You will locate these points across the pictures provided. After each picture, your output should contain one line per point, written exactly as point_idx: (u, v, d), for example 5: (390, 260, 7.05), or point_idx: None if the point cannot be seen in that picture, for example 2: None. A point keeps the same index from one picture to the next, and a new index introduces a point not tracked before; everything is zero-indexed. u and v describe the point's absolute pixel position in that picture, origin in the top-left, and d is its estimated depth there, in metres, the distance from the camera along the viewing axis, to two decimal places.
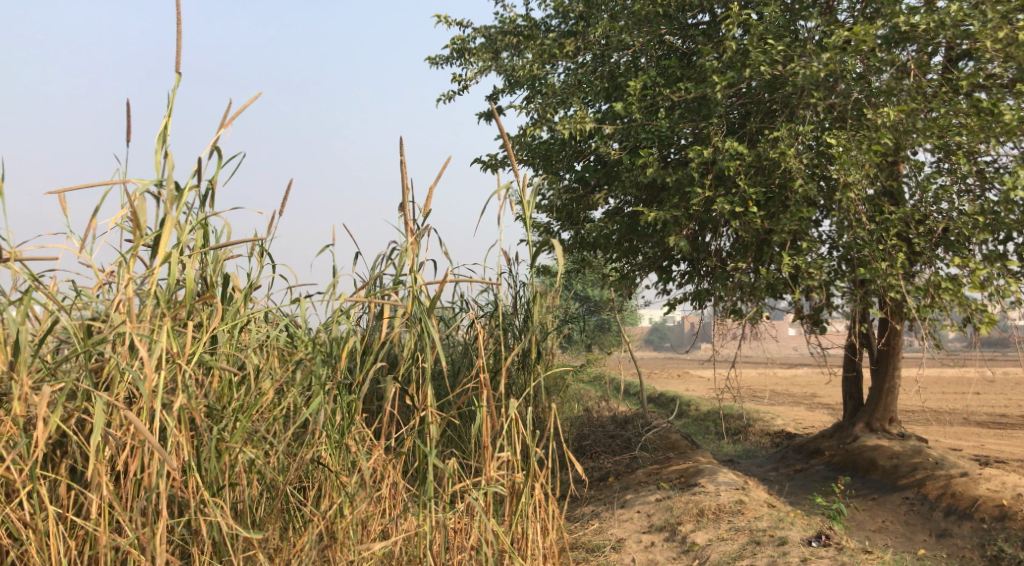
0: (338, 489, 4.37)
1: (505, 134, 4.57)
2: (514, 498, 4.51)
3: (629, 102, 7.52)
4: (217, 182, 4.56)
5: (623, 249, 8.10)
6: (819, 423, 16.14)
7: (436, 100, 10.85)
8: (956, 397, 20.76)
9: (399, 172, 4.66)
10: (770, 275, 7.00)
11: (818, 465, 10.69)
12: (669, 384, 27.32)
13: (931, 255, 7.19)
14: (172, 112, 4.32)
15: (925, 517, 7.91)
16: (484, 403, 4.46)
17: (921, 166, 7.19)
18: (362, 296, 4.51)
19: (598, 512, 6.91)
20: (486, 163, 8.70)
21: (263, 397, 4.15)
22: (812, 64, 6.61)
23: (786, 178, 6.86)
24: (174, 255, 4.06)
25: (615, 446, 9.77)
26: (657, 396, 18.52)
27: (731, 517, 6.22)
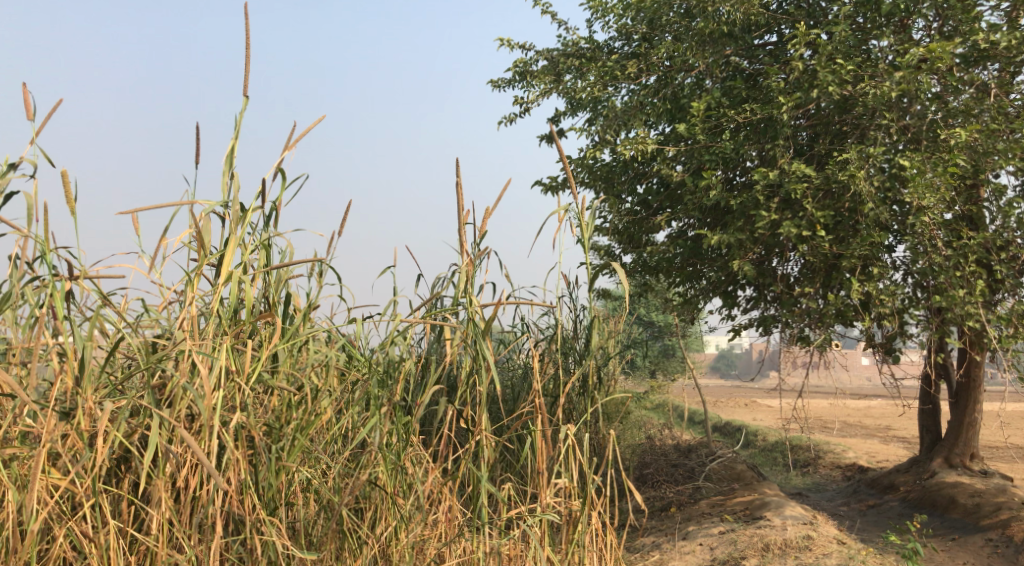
0: (393, 511, 4.34)
1: (566, 155, 4.52)
2: (571, 525, 4.42)
3: (692, 123, 7.41)
4: (281, 203, 4.61)
5: (685, 274, 7.94)
6: (894, 457, 15.62)
7: (500, 122, 10.91)
8: None
9: (460, 194, 4.64)
10: (840, 302, 6.78)
11: (891, 500, 10.29)
12: (736, 413, 26.81)
13: (1013, 283, 6.89)
14: (239, 134, 4.38)
15: (1010, 561, 7.59)
16: (540, 427, 4.37)
17: (1003, 190, 6.95)
18: (421, 318, 4.49)
19: (660, 543, 6.76)
20: (547, 185, 8.68)
21: (321, 416, 4.14)
22: (883, 84, 6.45)
23: (857, 201, 6.65)
24: (236, 274, 4.09)
25: (678, 475, 9.56)
26: (722, 425, 18.15)
27: (799, 552, 6.00)
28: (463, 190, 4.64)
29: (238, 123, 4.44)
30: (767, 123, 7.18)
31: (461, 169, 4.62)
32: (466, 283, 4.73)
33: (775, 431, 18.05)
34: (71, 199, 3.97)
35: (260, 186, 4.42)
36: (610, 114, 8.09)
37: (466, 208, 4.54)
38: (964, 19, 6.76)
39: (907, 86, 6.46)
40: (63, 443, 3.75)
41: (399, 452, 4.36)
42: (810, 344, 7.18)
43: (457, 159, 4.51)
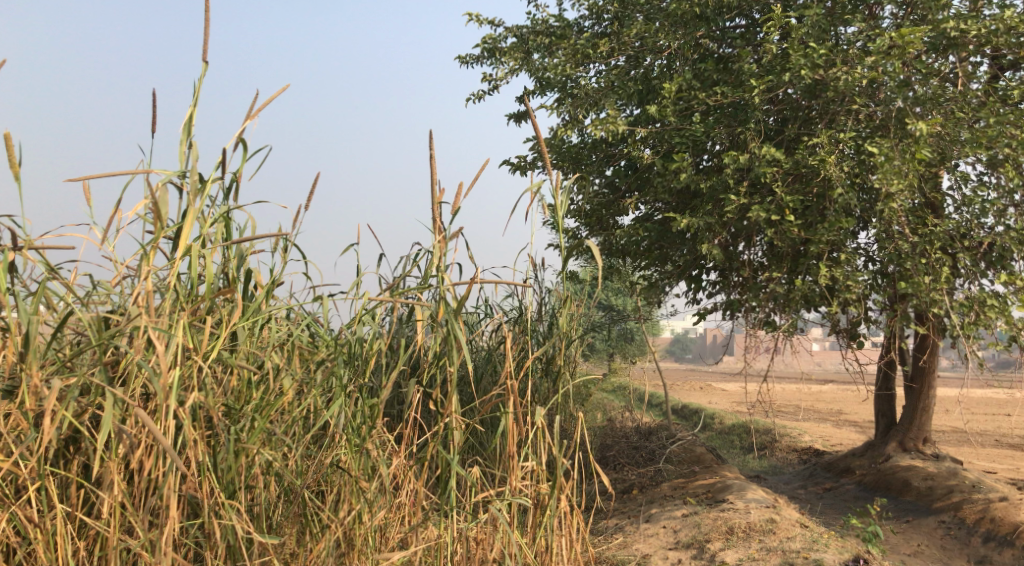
0: (356, 495, 4.24)
1: (540, 131, 4.42)
2: (540, 511, 4.35)
3: (663, 105, 7.34)
4: (242, 175, 4.44)
5: (652, 256, 7.92)
6: (847, 441, 15.86)
7: (467, 99, 10.79)
8: (985, 418, 20.39)
9: (430, 169, 4.50)
10: (807, 287, 6.79)
11: (847, 484, 10.41)
12: (692, 396, 27.07)
13: (975, 270, 6.95)
14: (198, 101, 4.21)
15: (963, 543, 7.69)
16: (510, 410, 4.30)
17: (967, 178, 7.00)
18: (387, 297, 4.37)
19: (623, 526, 6.73)
20: (514, 164, 8.56)
21: (283, 397, 4.00)
22: (855, 70, 6.44)
23: (826, 186, 6.66)
24: (194, 248, 3.93)
25: (639, 458, 9.56)
26: (681, 408, 18.27)
27: (763, 536, 6.01)
28: (434, 166, 4.51)
29: (197, 91, 4.26)
30: (737, 107, 7.15)
31: (432, 144, 4.48)
32: (435, 261, 4.61)
33: (732, 414, 18.20)
34: (17, 165, 3.76)
35: (220, 157, 4.25)
36: (580, 93, 8.00)
37: (437, 184, 4.42)
38: (934, 7, 6.81)
39: (878, 72, 6.47)
40: (8, 424, 3.57)
41: (363, 434, 4.25)
42: (776, 329, 7.20)
43: (429, 133, 4.38)
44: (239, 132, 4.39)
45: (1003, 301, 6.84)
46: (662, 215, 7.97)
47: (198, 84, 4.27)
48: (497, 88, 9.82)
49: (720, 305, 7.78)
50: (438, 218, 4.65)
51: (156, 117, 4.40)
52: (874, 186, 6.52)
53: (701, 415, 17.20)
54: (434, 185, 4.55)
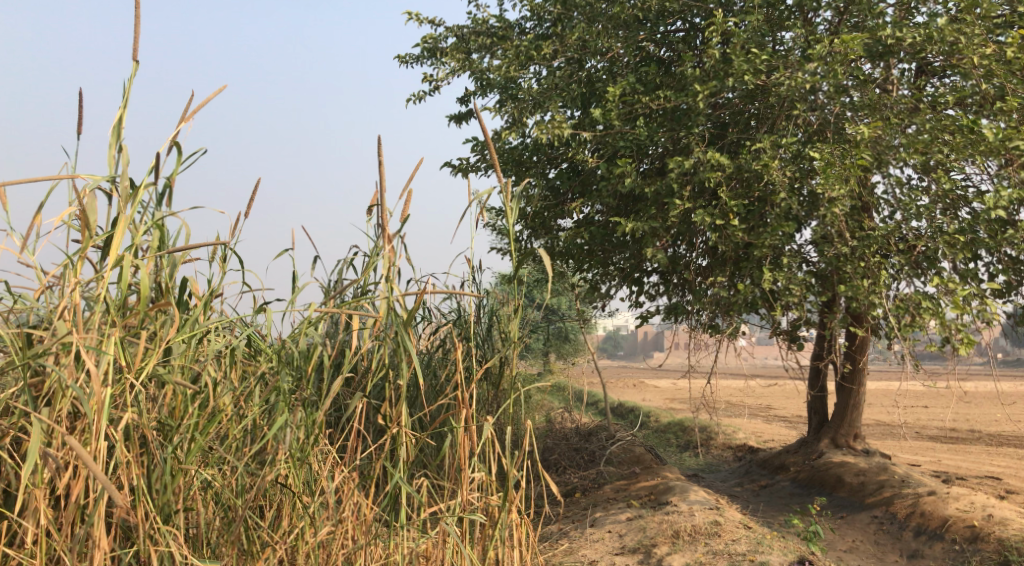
0: (300, 513, 4.12)
1: (487, 136, 4.34)
2: (490, 524, 4.29)
3: (607, 108, 7.32)
4: (175, 180, 4.26)
5: (595, 259, 7.92)
6: (779, 436, 16.17)
7: (407, 99, 10.61)
8: (906, 411, 21.06)
9: (378, 174, 4.37)
10: (749, 290, 6.87)
11: (782, 481, 10.57)
12: (625, 393, 27.29)
13: (909, 272, 7.10)
14: (128, 103, 4.01)
15: (896, 537, 7.86)
16: (461, 423, 4.24)
17: (902, 182, 7.15)
18: (332, 307, 4.23)
19: (567, 531, 6.70)
20: (455, 167, 8.46)
21: (223, 413, 3.84)
22: (797, 76, 6.48)
23: (768, 190, 6.75)
24: (126, 258, 3.74)
25: (580, 460, 9.55)
26: (617, 406, 18.38)
27: (708, 539, 6.03)
28: (381, 172, 4.38)
29: (127, 92, 4.07)
30: (681, 111, 7.19)
31: (378, 148, 4.35)
32: (381, 269, 4.49)
33: (667, 412, 18.39)
34: None
35: (153, 161, 4.06)
36: (523, 95, 7.93)
37: (384, 191, 4.30)
38: (869, 15, 6.94)
39: (819, 78, 6.56)
40: None
41: (306, 449, 4.13)
42: (720, 331, 7.27)
43: (376, 138, 4.25)
44: (173, 136, 4.21)
45: (936, 303, 7.03)
46: (603, 218, 7.97)
47: (128, 85, 4.07)
48: (437, 87, 9.68)
49: (664, 308, 7.82)
50: (385, 225, 4.52)
51: (82, 119, 4.19)
52: (816, 191, 6.60)
53: (637, 413, 17.31)
54: (381, 191, 4.42)
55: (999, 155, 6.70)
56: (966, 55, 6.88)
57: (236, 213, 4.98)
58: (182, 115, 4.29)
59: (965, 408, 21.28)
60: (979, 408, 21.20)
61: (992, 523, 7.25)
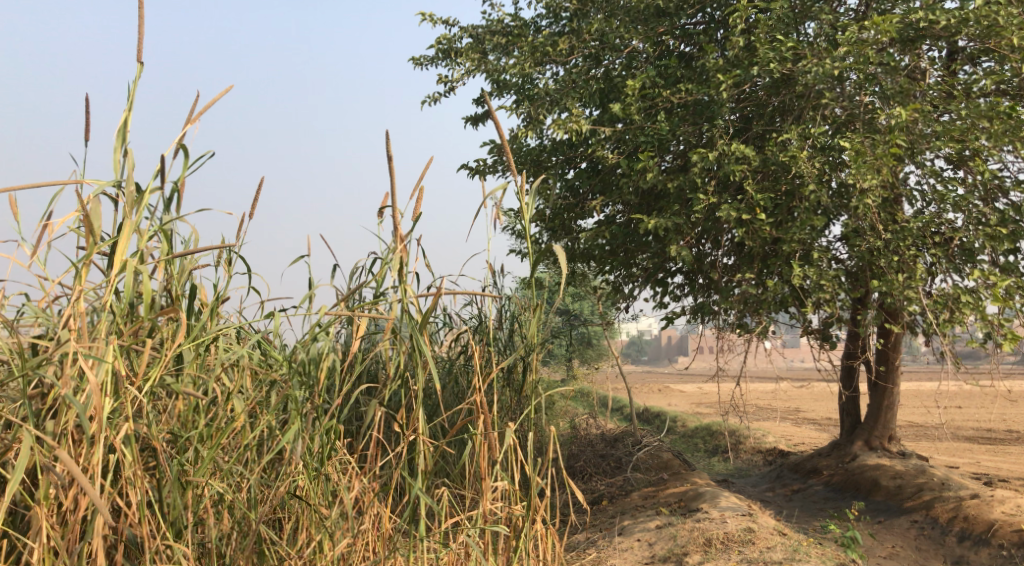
0: (317, 525, 3.97)
1: (507, 129, 4.15)
2: (514, 535, 4.11)
3: (627, 103, 7.14)
4: (183, 184, 4.11)
5: (618, 260, 7.75)
6: (809, 439, 15.87)
7: (422, 101, 10.51)
8: (937, 412, 20.69)
9: (390, 173, 4.20)
10: (778, 288, 6.66)
11: (815, 485, 10.30)
12: (650, 399, 27.00)
13: (946, 266, 6.86)
14: (133, 105, 3.87)
15: (937, 543, 7.58)
16: (482, 429, 4.08)
17: (936, 173, 6.93)
18: (346, 312, 4.07)
19: (595, 540, 6.50)
20: (471, 169, 8.30)
21: (234, 424, 3.68)
22: (826, 61, 6.28)
23: (796, 182, 6.54)
24: (132, 264, 3.59)
25: (607, 466, 9.35)
26: (643, 411, 18.14)
27: (742, 547, 5.82)
28: (393, 171, 4.20)
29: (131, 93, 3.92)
30: (704, 103, 7.00)
31: (390, 145, 4.18)
32: (396, 272, 4.32)
33: (694, 416, 18.12)
34: None
35: (159, 165, 3.92)
36: (541, 93, 7.77)
37: (397, 191, 4.13)
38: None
39: (847, 64, 6.35)
40: None
41: (321, 460, 3.98)
42: (749, 331, 7.07)
43: (388, 135, 4.08)
44: (179, 138, 4.07)
45: (977, 297, 6.79)
46: (625, 217, 7.80)
47: (133, 86, 3.93)
48: (452, 89, 9.55)
49: (691, 309, 7.65)
50: (398, 227, 4.35)
51: (86, 122, 4.05)
52: (847, 182, 6.40)
53: (664, 419, 17.06)
54: (393, 191, 4.24)
55: None
56: (1005, 36, 6.63)
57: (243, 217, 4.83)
58: (188, 117, 4.15)
59: (999, 407, 20.84)
60: (1014, 407, 20.75)
61: None
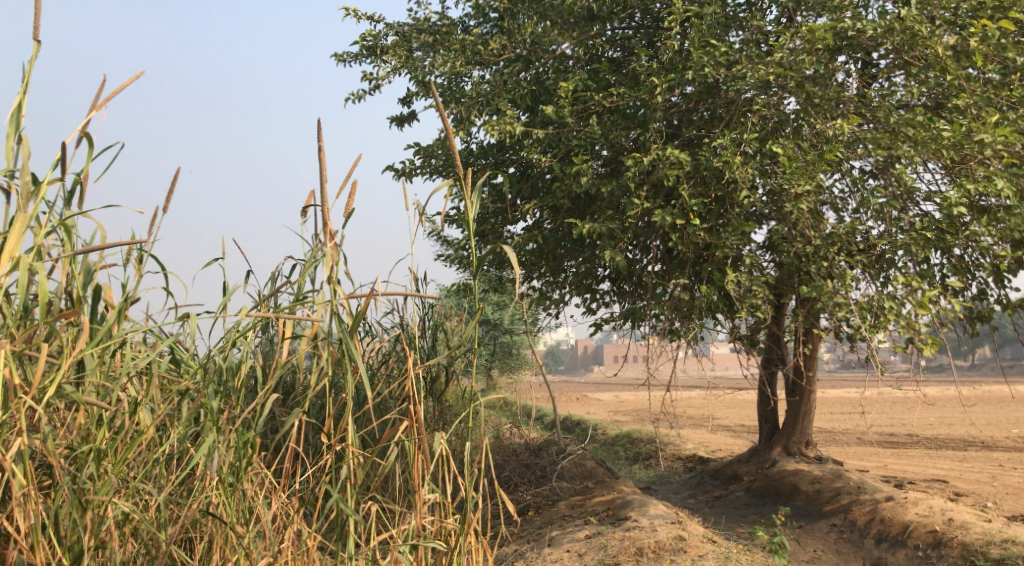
0: (233, 544, 3.74)
1: (446, 122, 3.98)
2: (444, 552, 3.92)
3: (559, 105, 7.09)
4: (86, 176, 3.82)
5: (550, 265, 7.71)
6: (726, 446, 16.09)
7: (343, 100, 10.26)
8: (842, 418, 21.35)
9: (319, 166, 3.97)
10: (710, 292, 6.70)
11: (736, 491, 10.38)
12: (568, 408, 27.07)
13: (870, 274, 6.98)
14: (29, 89, 3.58)
15: (857, 545, 7.68)
16: (413, 438, 3.88)
17: (862, 180, 7.07)
18: (267, 313, 3.83)
19: (523, 552, 6.35)
20: (397, 171, 8.11)
21: (143, 435, 3.41)
22: (760, 68, 6.49)
23: (729, 188, 6.60)
24: (25, 262, 3.28)
25: (531, 476, 9.22)
26: (564, 420, 18.13)
27: (673, 555, 5.77)
28: (322, 164, 3.98)
29: (28, 76, 3.62)
30: (636, 108, 7.01)
31: (318, 136, 3.96)
32: (323, 271, 4.10)
33: (614, 424, 18.19)
34: None
35: (58, 154, 3.63)
36: (471, 93, 7.69)
37: (326, 185, 3.93)
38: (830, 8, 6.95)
39: (782, 70, 6.52)
40: None
41: (238, 474, 3.74)
42: (679, 336, 7.09)
43: (316, 124, 3.87)
44: (82, 125, 3.79)
45: (900, 303, 6.90)
46: (553, 223, 7.73)
47: (29, 68, 3.63)
48: (376, 86, 9.32)
49: (621, 315, 7.60)
50: (325, 222, 4.12)
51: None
52: (781, 186, 6.57)
53: (585, 426, 17.08)
54: (322, 185, 4.02)
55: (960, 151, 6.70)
56: (931, 46, 6.84)
57: (153, 213, 4.54)
58: (93, 103, 3.87)
59: (901, 412, 21.59)
60: (914, 412, 21.56)
61: (954, 527, 7.15)
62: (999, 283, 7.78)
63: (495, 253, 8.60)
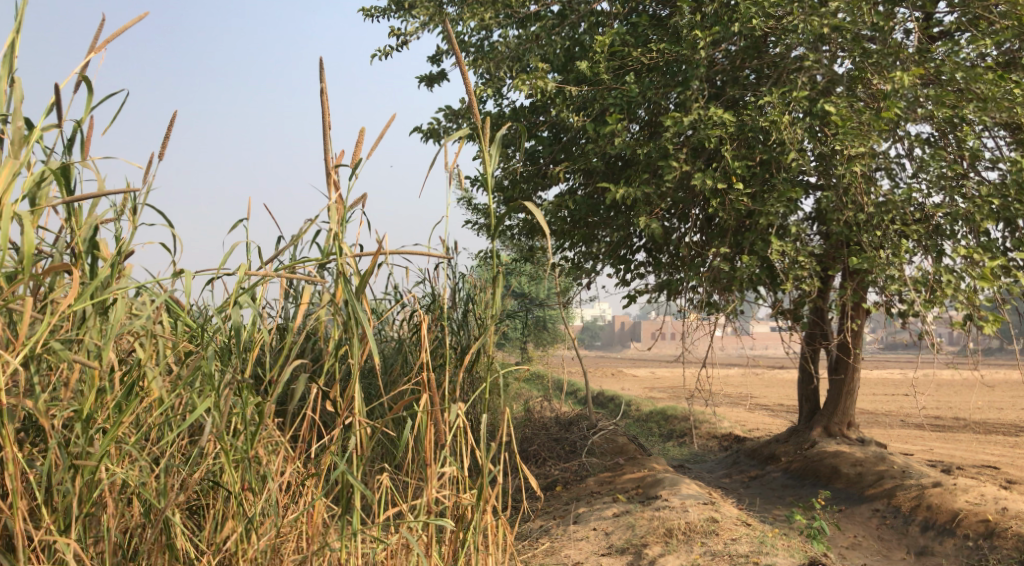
0: (238, 515, 3.55)
1: (460, 62, 3.68)
2: (460, 528, 3.70)
3: (595, 61, 6.82)
4: (86, 122, 3.60)
5: (584, 233, 7.45)
6: (763, 425, 15.72)
7: (371, 59, 9.95)
8: (884, 399, 20.84)
9: (324, 112, 3.72)
10: (752, 263, 6.39)
11: (773, 471, 10.06)
12: (604, 384, 26.75)
13: (926, 246, 6.61)
14: (22, 27, 3.35)
15: (901, 533, 7.35)
16: (426, 410, 3.63)
17: (920, 144, 6.69)
18: (272, 271, 3.60)
19: (549, 529, 6.13)
20: (424, 132, 7.87)
21: (138, 397, 3.21)
22: (813, 18, 6.14)
23: (776, 151, 6.27)
24: (14, 211, 3.07)
25: (561, 450, 8.98)
26: (598, 396, 17.86)
27: (705, 538, 5.49)
28: (324, 108, 3.74)
29: (21, 13, 3.40)
30: (677, 64, 6.70)
31: (324, 79, 3.71)
32: (331, 227, 3.87)
33: (648, 400, 17.90)
34: None
35: (53, 98, 3.41)
36: (502, 50, 7.43)
37: (330, 132, 3.70)
38: None
39: (838, 21, 6.18)
40: None
41: (244, 440, 3.55)
42: (718, 310, 6.79)
43: (319, 66, 3.62)
44: (80, 68, 3.58)
45: (959, 278, 6.52)
46: (586, 190, 7.53)
47: (23, 5, 3.41)
48: (405, 44, 9.06)
49: (656, 287, 7.31)
50: (335, 176, 3.87)
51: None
52: (835, 148, 6.27)
53: (619, 402, 16.81)
54: (326, 133, 3.78)
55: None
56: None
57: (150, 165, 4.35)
58: (91, 46, 3.64)
59: (947, 395, 21.00)
60: (961, 395, 20.93)
61: (1008, 517, 6.79)
62: None
63: (526, 220, 8.39)
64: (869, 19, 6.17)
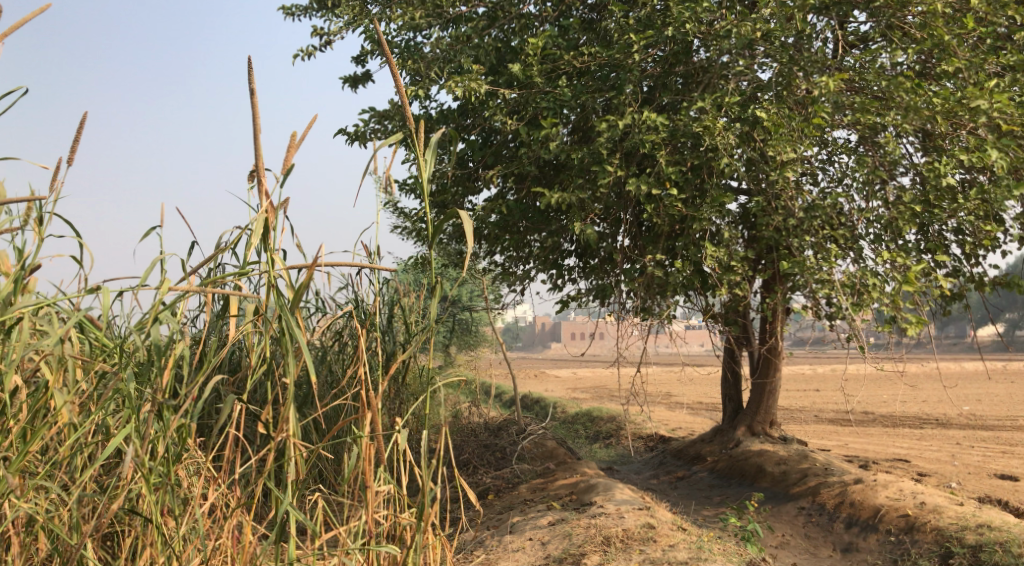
0: (159, 544, 3.34)
1: (394, 65, 3.51)
2: (401, 551, 3.56)
3: (527, 64, 6.77)
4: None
5: (515, 238, 7.39)
6: (686, 424, 15.92)
7: (292, 56, 9.44)
8: (798, 395, 21.39)
9: (250, 117, 3.53)
10: (685, 266, 6.42)
11: (700, 471, 10.17)
12: (527, 386, 26.73)
13: (851, 250, 6.75)
14: None
15: (826, 530, 7.49)
16: (364, 431, 3.47)
17: (845, 150, 6.86)
18: (196, 285, 3.40)
19: (483, 540, 6.03)
20: (349, 134, 7.67)
21: (48, 423, 2.98)
22: (744, 23, 6.22)
23: (708, 156, 6.32)
24: None
25: (491, 457, 8.88)
26: (523, 399, 17.81)
27: (643, 546, 5.47)
28: (251, 112, 3.55)
29: None
30: (610, 69, 6.72)
31: (250, 82, 3.51)
32: (258, 238, 3.68)
33: (573, 402, 17.95)
34: None
35: None
36: (431, 51, 7.30)
37: (259, 138, 3.54)
38: None
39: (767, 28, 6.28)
40: None
41: (166, 465, 3.34)
42: (650, 314, 6.80)
43: (244, 67, 3.43)
44: None
45: (883, 281, 6.68)
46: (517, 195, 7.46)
47: None
48: (328, 42, 8.84)
49: (588, 292, 7.29)
50: (261, 182, 3.68)
51: None
52: (768, 153, 6.38)
53: (545, 404, 16.81)
54: (252, 138, 3.59)
55: (948, 118, 6.51)
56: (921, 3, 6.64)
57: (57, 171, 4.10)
58: None
59: (857, 390, 21.70)
60: (871, 388, 21.67)
61: (926, 511, 6.97)
62: (970, 258, 7.65)
63: (455, 226, 8.29)
64: (797, 26, 6.33)
